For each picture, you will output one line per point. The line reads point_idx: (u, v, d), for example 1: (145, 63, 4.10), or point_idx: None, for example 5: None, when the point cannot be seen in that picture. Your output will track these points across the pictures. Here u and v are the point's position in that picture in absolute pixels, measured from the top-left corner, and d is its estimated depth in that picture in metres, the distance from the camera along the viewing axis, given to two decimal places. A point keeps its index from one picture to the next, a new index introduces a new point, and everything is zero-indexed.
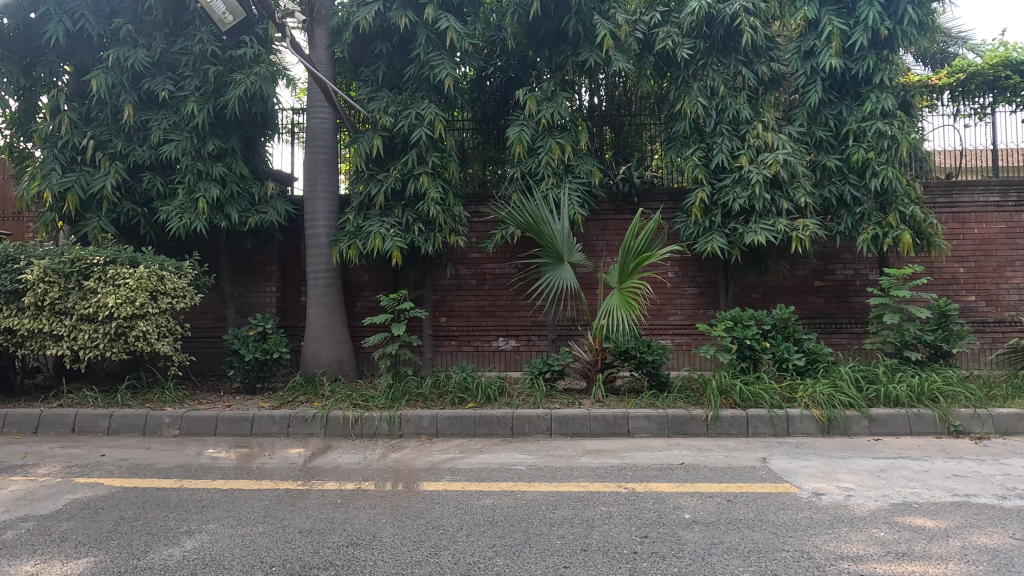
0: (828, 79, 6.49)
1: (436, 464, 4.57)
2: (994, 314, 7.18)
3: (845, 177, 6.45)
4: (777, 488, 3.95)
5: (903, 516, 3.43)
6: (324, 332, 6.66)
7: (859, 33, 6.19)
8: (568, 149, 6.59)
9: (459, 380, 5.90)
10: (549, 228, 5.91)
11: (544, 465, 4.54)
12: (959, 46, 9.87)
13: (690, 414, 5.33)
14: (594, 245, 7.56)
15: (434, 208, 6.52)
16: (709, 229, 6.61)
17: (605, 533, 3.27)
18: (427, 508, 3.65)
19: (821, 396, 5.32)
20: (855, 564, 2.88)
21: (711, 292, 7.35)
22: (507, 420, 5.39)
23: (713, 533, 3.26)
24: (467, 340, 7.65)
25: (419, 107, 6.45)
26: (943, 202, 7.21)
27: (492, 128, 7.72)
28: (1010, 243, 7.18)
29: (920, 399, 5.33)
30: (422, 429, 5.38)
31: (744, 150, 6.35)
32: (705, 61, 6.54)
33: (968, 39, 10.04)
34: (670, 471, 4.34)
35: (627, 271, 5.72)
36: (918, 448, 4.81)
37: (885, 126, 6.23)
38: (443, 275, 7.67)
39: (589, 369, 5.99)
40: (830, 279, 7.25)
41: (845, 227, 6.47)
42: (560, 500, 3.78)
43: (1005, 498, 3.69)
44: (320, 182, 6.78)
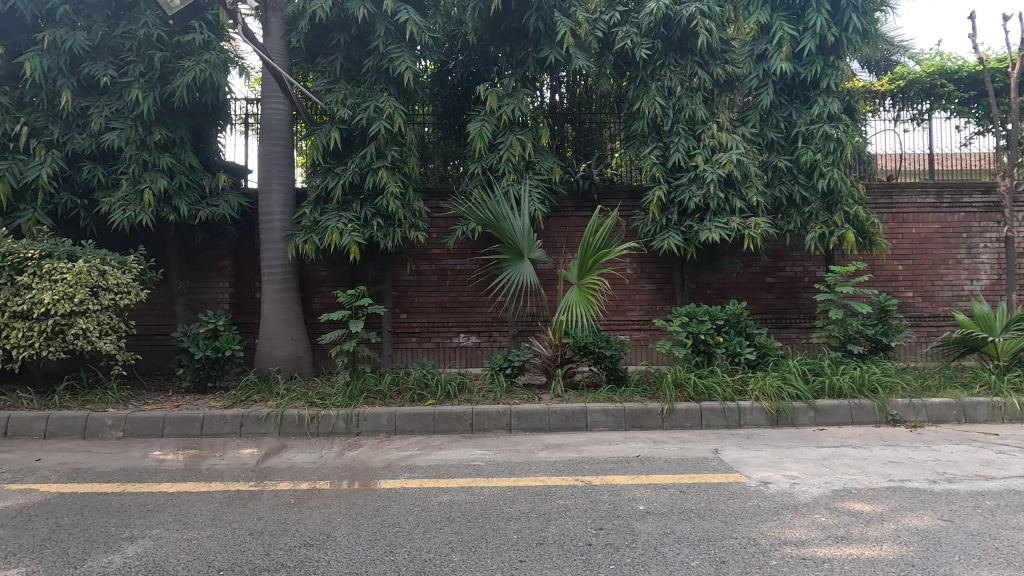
0: (779, 83, 6.72)
1: (394, 461, 4.53)
2: (929, 309, 7.59)
3: (795, 177, 6.69)
4: (727, 478, 4.08)
5: (844, 502, 3.60)
6: (279, 330, 6.48)
7: (808, 39, 6.42)
8: (528, 145, 6.61)
9: (418, 377, 5.84)
10: (509, 224, 5.91)
11: (503, 460, 4.55)
12: (900, 54, 10.40)
13: (646, 408, 5.44)
14: (555, 242, 7.62)
15: (394, 203, 6.43)
16: (666, 226, 6.77)
17: (561, 527, 3.31)
18: (383, 507, 3.60)
19: (771, 389, 5.51)
20: (798, 548, 3.00)
21: (668, 288, 7.52)
22: (467, 416, 5.38)
23: (665, 523, 3.34)
24: (428, 336, 7.59)
25: (378, 100, 6.33)
26: (884, 203, 7.59)
27: (453, 123, 7.69)
28: (945, 242, 7.60)
29: (861, 390, 5.59)
30: (381, 427, 5.32)
31: (699, 149, 6.51)
32: (662, 61, 6.67)
33: (908, 48, 10.59)
34: (626, 464, 4.42)
35: (586, 267, 5.78)
36: (859, 437, 5.05)
37: (832, 129, 6.49)
38: (403, 271, 7.58)
39: (548, 365, 6.03)
40: (781, 276, 7.53)
41: (794, 225, 6.71)
42: (518, 494, 3.81)
43: (935, 482, 3.92)
44: (275, 174, 6.59)
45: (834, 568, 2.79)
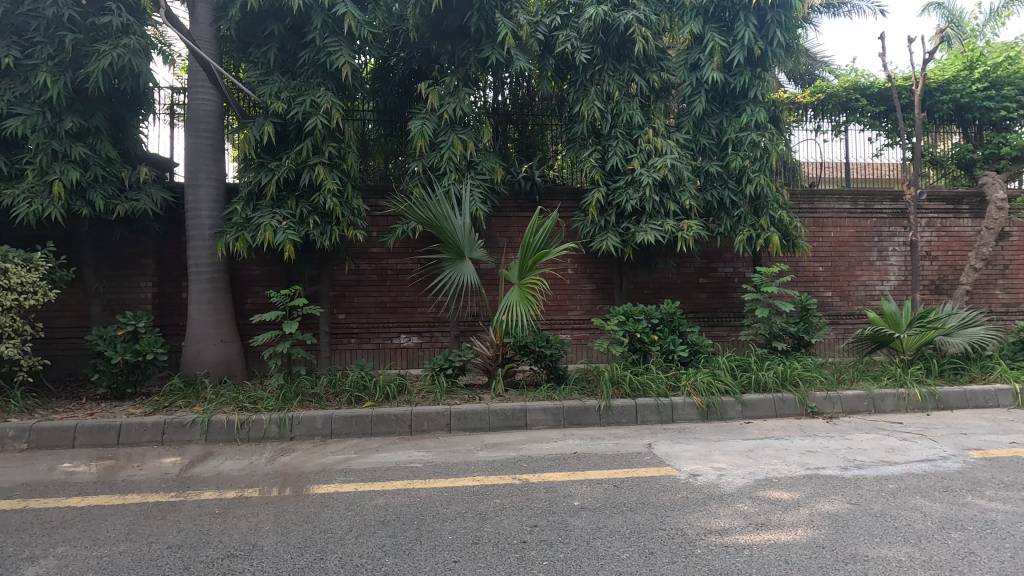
0: (711, 91, 7.01)
1: (329, 465, 4.41)
2: (846, 308, 8.15)
3: (725, 182, 6.99)
4: (659, 472, 4.22)
5: (765, 491, 3.80)
6: (207, 331, 6.17)
7: (737, 51, 6.72)
8: (470, 145, 6.59)
9: (356, 379, 5.72)
10: (450, 224, 5.88)
11: (441, 461, 4.52)
12: (821, 69, 11.15)
13: (584, 405, 5.55)
14: (496, 242, 7.65)
15: (331, 200, 6.26)
16: (605, 228, 6.96)
17: (496, 526, 3.32)
18: (315, 512, 3.51)
19: (701, 384, 5.76)
20: (721, 536, 3.15)
21: (607, 288, 7.72)
22: (406, 418, 5.31)
23: (598, 517, 3.42)
24: (367, 337, 7.45)
25: (315, 94, 6.13)
26: (806, 208, 8.07)
27: (395, 120, 7.59)
28: (859, 245, 8.17)
29: (784, 384, 5.93)
30: (316, 430, 5.17)
31: (636, 154, 6.70)
32: (601, 66, 6.82)
33: (829, 64, 11.36)
34: (563, 461, 4.50)
35: (526, 267, 5.84)
36: (781, 428, 5.34)
37: (759, 137, 6.83)
38: (341, 270, 7.39)
39: (489, 364, 6.04)
40: (712, 277, 7.87)
41: (724, 228, 7.02)
42: (455, 495, 3.79)
43: (846, 469, 4.21)
44: (202, 168, 6.28)
45: (754, 553, 2.94)
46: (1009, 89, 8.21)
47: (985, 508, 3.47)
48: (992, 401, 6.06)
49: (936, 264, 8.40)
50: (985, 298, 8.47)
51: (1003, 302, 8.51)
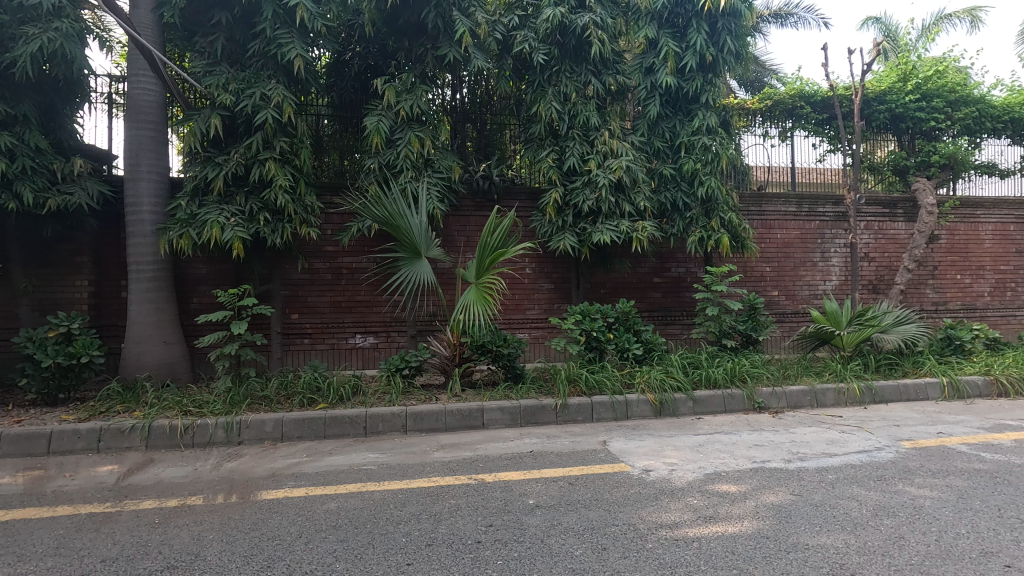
0: (665, 95, 7.17)
1: (279, 470, 4.28)
2: (791, 306, 8.50)
3: (678, 184, 7.16)
4: (613, 469, 4.28)
5: (714, 484, 3.91)
6: (149, 333, 5.89)
7: (689, 56, 6.90)
8: (427, 143, 6.52)
9: (309, 380, 5.59)
10: (406, 222, 5.81)
11: (396, 463, 4.46)
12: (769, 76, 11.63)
13: (541, 404, 5.58)
14: (454, 240, 7.61)
15: (282, 197, 6.06)
16: (562, 228, 7.04)
17: (450, 526, 3.30)
18: (263, 519, 3.39)
19: (655, 381, 5.89)
20: (672, 530, 3.23)
21: (564, 288, 7.79)
22: (360, 419, 5.21)
23: (552, 515, 3.44)
24: (321, 338, 7.27)
25: (265, 87, 5.92)
26: (754, 210, 8.37)
27: (351, 116, 7.45)
28: (804, 246, 8.53)
29: (733, 380, 6.13)
30: (265, 434, 5.01)
31: (593, 155, 6.79)
32: (558, 67, 6.88)
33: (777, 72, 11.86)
34: (518, 460, 4.51)
35: (483, 267, 5.83)
36: (730, 423, 5.52)
37: (710, 141, 7.03)
38: (294, 269, 7.19)
39: (446, 364, 5.99)
40: (666, 276, 8.06)
41: (677, 230, 7.20)
42: (409, 497, 3.74)
43: (790, 461, 4.39)
44: (144, 161, 5.98)
45: (702, 546, 3.03)
46: (938, 101, 8.75)
47: (914, 495, 3.68)
48: (922, 394, 6.44)
49: (874, 265, 8.86)
50: (917, 297, 9.00)
51: (933, 301, 9.06)
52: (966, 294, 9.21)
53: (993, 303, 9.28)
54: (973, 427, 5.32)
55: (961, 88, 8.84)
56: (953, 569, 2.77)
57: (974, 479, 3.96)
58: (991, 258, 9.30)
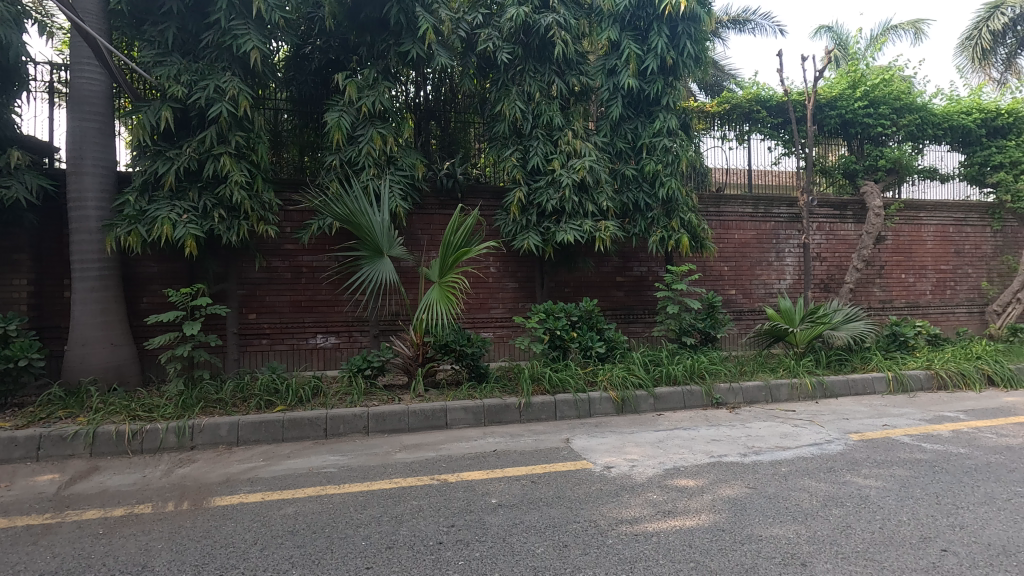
0: (627, 97, 7.27)
1: (233, 475, 4.14)
2: (748, 305, 8.76)
3: (640, 185, 7.28)
4: (575, 466, 4.32)
5: (673, 479, 4.00)
6: (95, 334, 5.61)
7: (651, 59, 7.02)
8: (390, 140, 6.43)
9: (266, 382, 5.44)
10: (368, 220, 5.71)
11: (357, 465, 4.38)
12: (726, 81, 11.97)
13: (505, 402, 5.58)
14: (418, 239, 7.54)
15: (239, 193, 5.87)
16: (526, 227, 7.07)
17: (411, 528, 3.26)
18: (216, 526, 3.28)
19: (617, 379, 5.98)
20: (632, 526, 3.28)
21: (528, 287, 7.82)
22: (320, 421, 5.10)
23: (514, 514, 3.45)
24: (281, 338, 7.09)
25: (219, 79, 5.71)
26: (713, 211, 8.58)
27: (311, 111, 7.29)
28: (760, 246, 8.80)
29: (692, 376, 6.28)
30: (220, 438, 4.85)
31: (556, 155, 6.84)
32: (522, 67, 6.89)
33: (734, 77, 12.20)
34: (482, 459, 4.50)
35: (447, 265, 5.79)
36: (689, 419, 5.66)
37: (670, 143, 7.17)
38: (251, 268, 6.99)
39: (409, 364, 5.93)
40: (629, 275, 8.19)
41: (639, 229, 7.31)
42: (370, 499, 3.69)
43: (745, 455, 4.52)
44: (89, 153, 5.69)
45: (660, 540, 3.09)
46: (884, 109, 9.16)
47: (861, 485, 3.85)
48: (870, 388, 6.74)
49: (825, 265, 9.22)
50: (864, 296, 9.40)
51: (880, 299, 9.48)
52: (910, 292, 9.67)
53: (934, 301, 9.78)
54: (914, 419, 5.59)
55: (906, 96, 9.28)
56: (894, 554, 2.91)
57: (916, 468, 4.17)
58: (933, 258, 9.80)
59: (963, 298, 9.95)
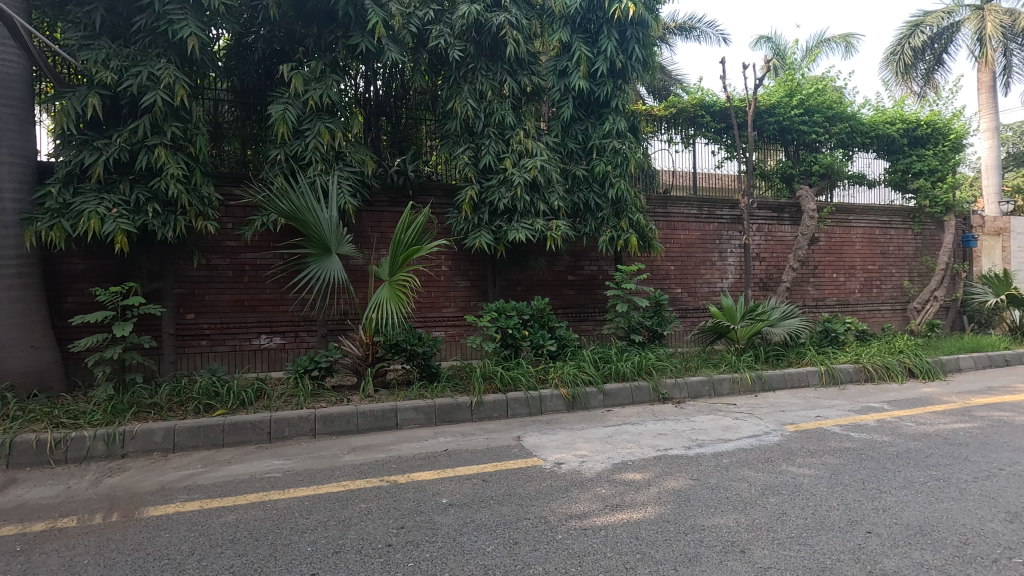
0: (578, 98, 7.38)
1: (169, 484, 3.93)
2: (692, 303, 9.07)
3: (590, 186, 7.40)
4: (526, 463, 4.35)
5: (621, 474, 4.09)
6: (14, 336, 5.17)
7: (601, 62, 7.14)
8: (338, 135, 6.27)
9: (206, 385, 5.21)
10: (315, 217, 5.55)
11: (303, 468, 4.26)
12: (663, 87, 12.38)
13: (456, 402, 5.56)
14: (367, 237, 7.40)
15: (175, 187, 5.58)
16: (478, 225, 7.06)
17: (360, 531, 3.20)
18: (149, 538, 3.11)
19: (568, 376, 6.06)
20: (581, 520, 3.33)
21: (480, 285, 7.81)
22: (264, 424, 4.92)
23: (465, 513, 3.44)
24: (221, 339, 6.80)
25: (153, 66, 5.40)
26: (660, 211, 8.84)
27: (254, 103, 7.02)
28: (704, 246, 9.12)
29: (640, 372, 6.45)
30: (154, 444, 4.60)
31: (508, 153, 6.86)
32: (474, 65, 6.87)
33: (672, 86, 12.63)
34: (433, 459, 4.46)
35: (397, 264, 5.70)
36: (637, 414, 5.80)
37: (620, 145, 7.32)
38: (189, 266, 6.66)
39: (358, 364, 5.81)
40: (579, 274, 8.31)
41: (589, 229, 7.43)
42: (316, 503, 3.59)
43: (689, 448, 4.68)
44: (5, 141, 5.26)
45: (609, 533, 3.15)
46: (818, 117, 9.67)
47: (796, 474, 4.06)
48: (804, 381, 7.11)
49: (764, 265, 9.66)
50: (800, 294, 9.91)
51: (814, 297, 10.02)
52: (841, 291, 10.26)
53: (862, 299, 10.42)
54: (844, 410, 5.94)
55: (838, 106, 9.82)
56: (824, 538, 3.08)
57: (845, 457, 4.43)
58: (861, 258, 10.44)
59: (888, 296, 10.65)
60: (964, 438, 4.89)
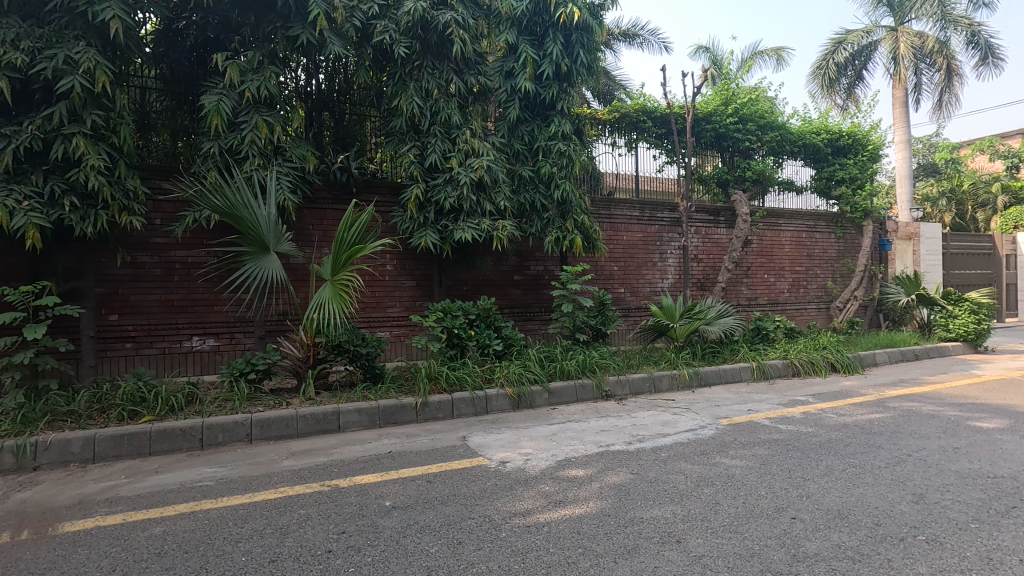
0: (525, 100, 7.45)
1: (87, 497, 3.68)
2: (635, 302, 9.34)
3: (536, 186, 7.48)
4: (471, 463, 4.35)
5: (564, 470, 4.16)
6: None
7: (546, 64, 7.23)
8: (277, 129, 6.04)
9: (131, 391, 4.91)
10: (252, 214, 5.32)
11: (239, 476, 4.08)
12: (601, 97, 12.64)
13: (401, 403, 5.49)
14: (308, 235, 7.18)
15: (95, 179, 5.21)
16: (424, 224, 7.01)
17: (299, 538, 3.11)
18: (64, 556, 2.90)
19: (513, 375, 6.11)
20: (525, 518, 3.37)
21: (426, 285, 7.74)
22: (195, 431, 4.68)
23: (409, 515, 3.41)
24: (148, 341, 6.41)
25: (70, 49, 5.02)
26: (604, 213, 9.04)
27: (186, 92, 6.67)
28: (645, 247, 9.41)
29: (584, 371, 6.59)
30: (71, 455, 4.30)
31: (454, 153, 6.82)
32: (420, 62, 6.80)
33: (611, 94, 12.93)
34: (376, 461, 4.39)
35: (339, 263, 5.56)
36: (581, 412, 5.92)
37: (565, 147, 7.43)
38: (112, 263, 6.25)
39: (299, 366, 5.64)
40: (526, 274, 8.39)
41: (535, 229, 7.51)
42: (251, 511, 3.46)
43: (630, 443, 4.82)
44: None
45: (551, 529, 3.21)
46: (751, 125, 10.16)
47: (728, 465, 4.26)
48: (737, 377, 7.47)
49: (702, 266, 10.08)
50: (734, 294, 10.40)
51: (747, 297, 10.54)
52: (772, 291, 10.84)
53: (791, 298, 11.05)
54: (773, 403, 6.29)
55: (769, 115, 10.35)
56: (754, 525, 3.25)
57: (773, 448, 4.69)
58: (789, 260, 11.06)
59: (814, 296, 11.34)
60: (879, 427, 5.28)
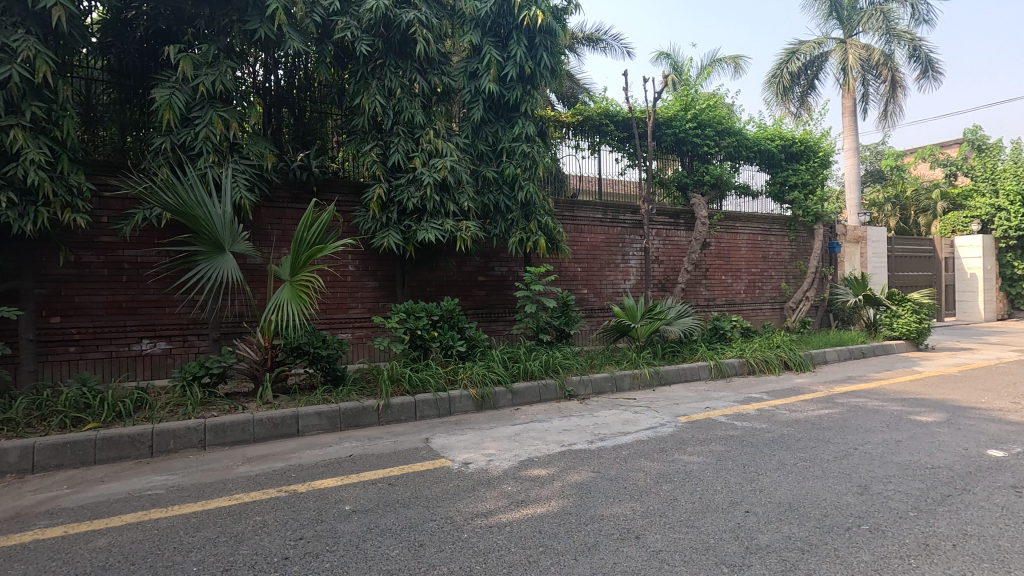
0: (489, 101, 7.45)
1: (25, 509, 3.49)
2: (598, 302, 9.48)
3: (500, 188, 7.49)
4: (433, 465, 4.33)
5: (527, 470, 4.19)
6: None
7: (510, 66, 7.25)
8: (233, 125, 5.86)
9: (74, 397, 4.68)
10: (206, 213, 5.14)
11: (191, 483, 3.95)
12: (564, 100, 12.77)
13: (362, 406, 5.41)
14: (266, 234, 7.00)
15: (35, 174, 4.95)
16: (386, 225, 6.93)
17: (254, 545, 3.03)
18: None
19: (476, 376, 6.10)
20: (487, 518, 3.37)
21: (388, 286, 7.65)
22: (144, 438, 4.50)
23: (369, 519, 3.37)
24: (94, 344, 6.12)
25: (8, 36, 4.75)
26: (568, 215, 9.13)
27: (136, 85, 6.41)
28: (608, 249, 9.55)
29: (547, 371, 6.64)
30: (8, 466, 4.07)
31: (417, 152, 6.77)
32: (382, 61, 6.72)
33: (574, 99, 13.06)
34: (337, 465, 4.32)
35: (299, 263, 5.43)
36: (544, 412, 5.96)
37: (529, 148, 7.47)
38: (54, 263, 5.95)
39: (256, 369, 5.49)
40: (490, 275, 8.39)
41: (499, 230, 7.52)
42: (205, 519, 3.35)
43: (592, 442, 4.89)
44: None
45: (513, 529, 3.22)
46: (709, 131, 10.43)
47: (686, 461, 4.37)
48: (696, 375, 7.66)
49: (663, 267, 10.30)
50: (693, 294, 10.67)
51: (706, 297, 10.83)
52: (729, 291, 11.17)
53: (747, 299, 11.42)
54: (729, 401, 6.48)
55: (726, 121, 10.64)
56: (709, 519, 3.34)
57: (729, 443, 4.84)
58: (746, 262, 11.42)
59: (768, 296, 11.74)
60: (828, 423, 5.51)
